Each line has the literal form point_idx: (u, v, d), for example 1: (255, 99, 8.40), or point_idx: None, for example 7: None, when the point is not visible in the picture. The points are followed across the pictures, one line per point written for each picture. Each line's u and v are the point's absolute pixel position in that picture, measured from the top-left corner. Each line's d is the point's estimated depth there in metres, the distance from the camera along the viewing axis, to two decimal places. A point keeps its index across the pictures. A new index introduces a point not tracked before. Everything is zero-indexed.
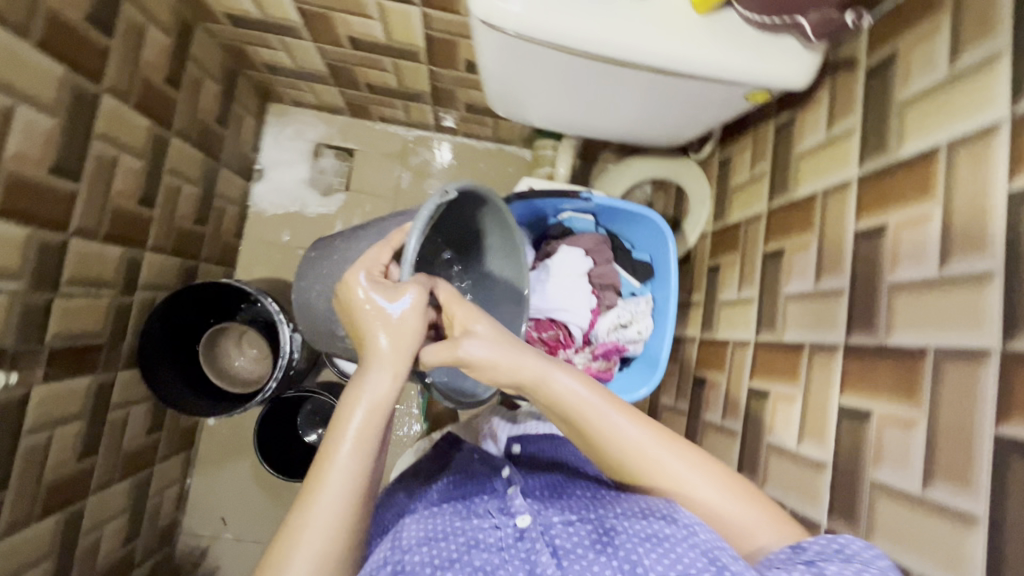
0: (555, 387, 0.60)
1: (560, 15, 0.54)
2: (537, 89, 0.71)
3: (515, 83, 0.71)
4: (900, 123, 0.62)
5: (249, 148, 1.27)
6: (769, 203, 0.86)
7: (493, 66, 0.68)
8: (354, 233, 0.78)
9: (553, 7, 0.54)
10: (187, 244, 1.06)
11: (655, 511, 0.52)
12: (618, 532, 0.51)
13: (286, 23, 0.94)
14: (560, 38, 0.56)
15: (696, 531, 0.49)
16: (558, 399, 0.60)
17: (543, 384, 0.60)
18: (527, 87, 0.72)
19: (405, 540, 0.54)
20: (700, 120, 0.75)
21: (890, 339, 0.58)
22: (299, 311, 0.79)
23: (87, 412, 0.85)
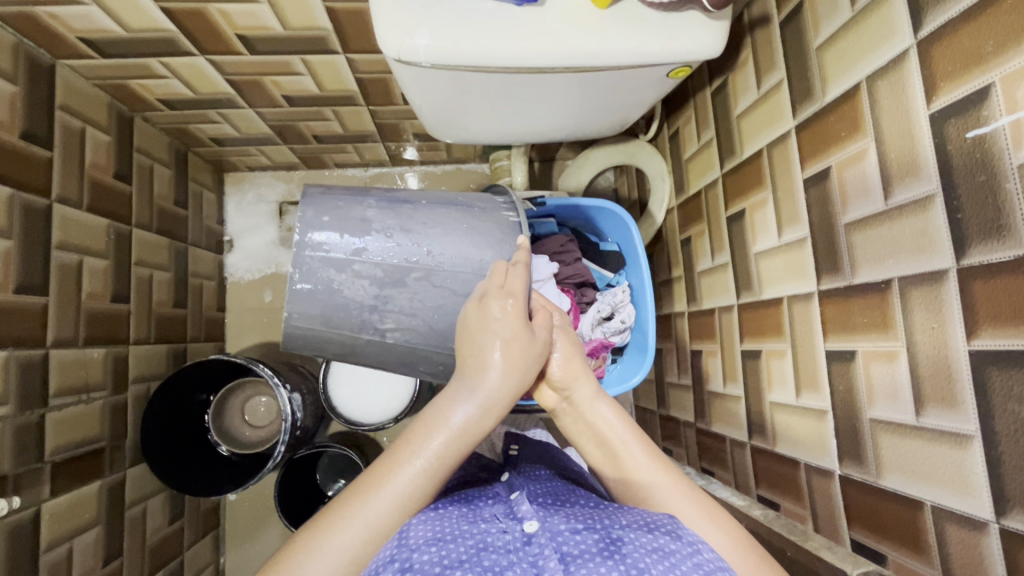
0: (597, 412, 0.68)
1: (470, 37, 0.55)
2: (470, 108, 0.72)
3: (449, 109, 0.72)
4: (820, 68, 0.63)
5: (215, 221, 1.28)
6: (722, 168, 0.87)
7: (422, 98, 0.68)
8: (390, 207, 0.73)
9: (461, 32, 0.55)
10: (170, 329, 1.07)
11: (659, 526, 0.54)
12: (625, 543, 0.52)
13: (220, 96, 0.95)
14: (477, 59, 0.57)
15: (700, 551, 0.52)
16: (603, 424, 0.67)
17: (589, 406, 0.69)
18: (462, 111, 0.73)
19: (412, 540, 0.52)
20: (633, 107, 0.77)
21: (857, 277, 0.59)
22: (316, 290, 0.70)
23: (105, 516, 0.85)
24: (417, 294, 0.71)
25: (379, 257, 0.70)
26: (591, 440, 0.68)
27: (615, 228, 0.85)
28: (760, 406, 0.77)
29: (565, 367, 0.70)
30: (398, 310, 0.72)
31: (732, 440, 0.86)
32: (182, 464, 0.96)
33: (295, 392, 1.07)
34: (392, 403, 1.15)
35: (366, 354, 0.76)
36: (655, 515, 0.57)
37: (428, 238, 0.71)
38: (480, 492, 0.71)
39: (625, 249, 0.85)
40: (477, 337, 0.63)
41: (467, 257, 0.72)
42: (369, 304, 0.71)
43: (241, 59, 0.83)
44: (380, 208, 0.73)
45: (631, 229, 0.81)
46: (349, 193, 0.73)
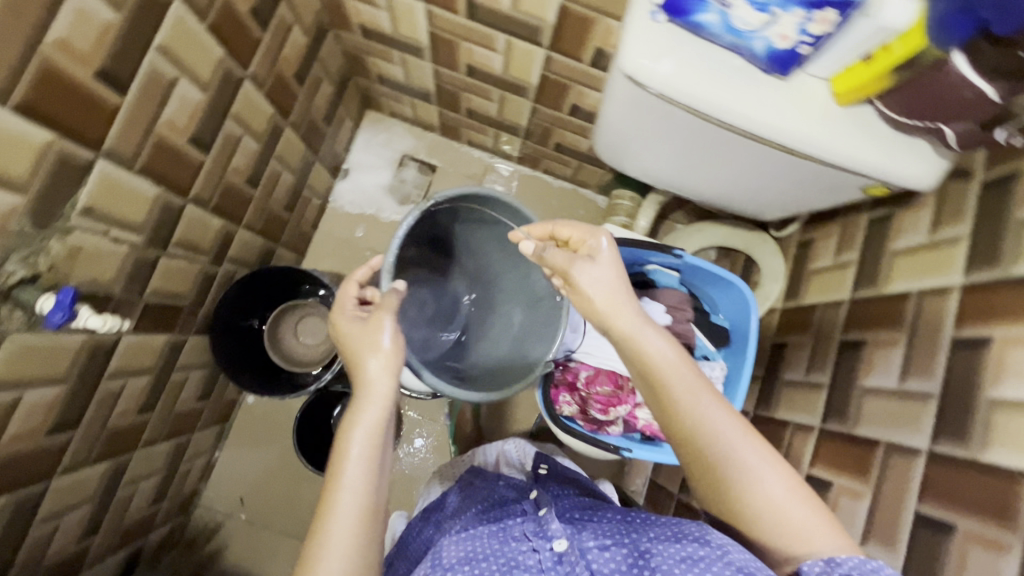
0: (641, 343, 0.59)
1: (710, 83, 0.57)
2: (651, 141, 0.73)
3: (629, 135, 0.74)
4: (1016, 241, 0.62)
5: (342, 148, 1.34)
6: (854, 292, 0.85)
7: (613, 114, 0.71)
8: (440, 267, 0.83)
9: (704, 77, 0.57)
10: (273, 227, 1.11)
11: (688, 535, 0.54)
12: (653, 554, 0.53)
13: (415, 41, 0.99)
14: (703, 107, 0.58)
15: (731, 552, 0.50)
16: (656, 354, 0.59)
17: (631, 338, 0.60)
18: (637, 141, 0.75)
19: (445, 559, 0.55)
20: (798, 200, 0.78)
21: (986, 456, 0.56)
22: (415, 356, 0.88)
23: (157, 368, 0.88)
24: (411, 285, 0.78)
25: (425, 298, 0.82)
26: (633, 366, 0.61)
27: (733, 305, 0.82)
28: None
29: (593, 295, 0.60)
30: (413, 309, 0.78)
31: None
32: (231, 352, 1.01)
33: None
34: None
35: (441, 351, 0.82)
36: (686, 524, 0.56)
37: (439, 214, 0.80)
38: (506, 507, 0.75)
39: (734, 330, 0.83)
40: (364, 330, 0.67)
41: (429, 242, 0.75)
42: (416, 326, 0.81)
43: (457, 19, 0.87)
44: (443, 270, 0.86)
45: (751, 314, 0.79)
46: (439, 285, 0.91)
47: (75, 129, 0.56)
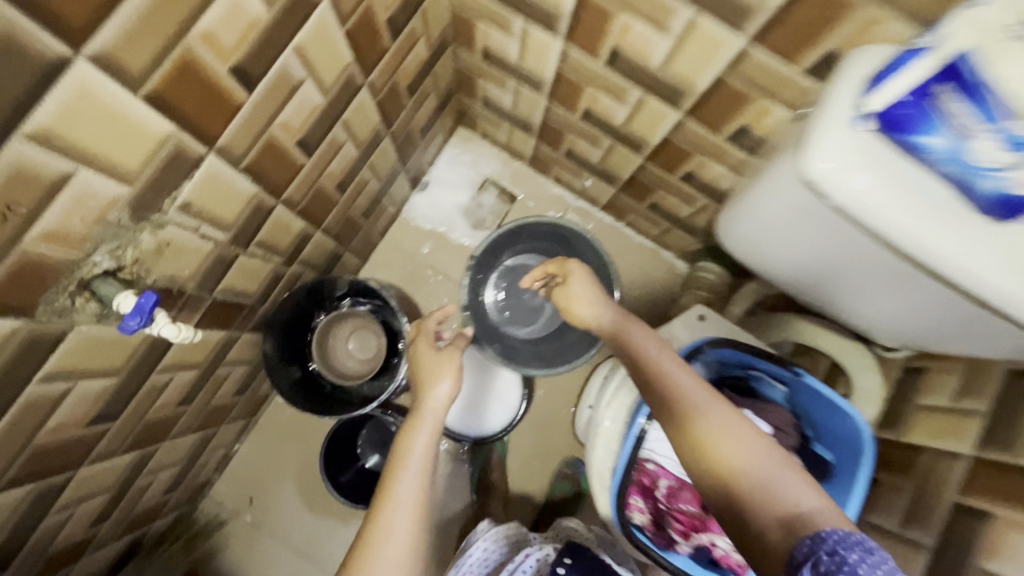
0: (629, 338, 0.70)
1: (913, 209, 0.50)
2: (805, 234, 0.67)
3: (777, 227, 0.69)
4: None
5: (427, 161, 1.29)
6: (980, 449, 0.73)
7: (767, 202, 0.66)
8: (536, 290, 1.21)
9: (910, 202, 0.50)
10: (347, 232, 1.07)
11: None
12: None
13: (537, 75, 0.94)
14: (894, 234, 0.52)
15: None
16: (637, 352, 0.68)
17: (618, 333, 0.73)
18: (783, 236, 0.70)
19: None
20: (947, 338, 0.71)
21: None
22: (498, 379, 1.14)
23: (206, 363, 0.83)
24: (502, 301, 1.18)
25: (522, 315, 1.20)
26: (624, 361, 0.70)
27: (844, 441, 0.72)
28: None
29: (590, 306, 0.76)
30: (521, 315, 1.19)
31: None
32: (280, 359, 0.98)
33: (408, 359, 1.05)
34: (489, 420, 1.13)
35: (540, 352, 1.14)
36: None
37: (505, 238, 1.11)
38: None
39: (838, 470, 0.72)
40: (437, 360, 0.90)
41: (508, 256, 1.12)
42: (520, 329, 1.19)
43: (592, 65, 0.81)
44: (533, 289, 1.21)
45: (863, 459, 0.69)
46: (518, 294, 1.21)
47: (194, 123, 0.52)
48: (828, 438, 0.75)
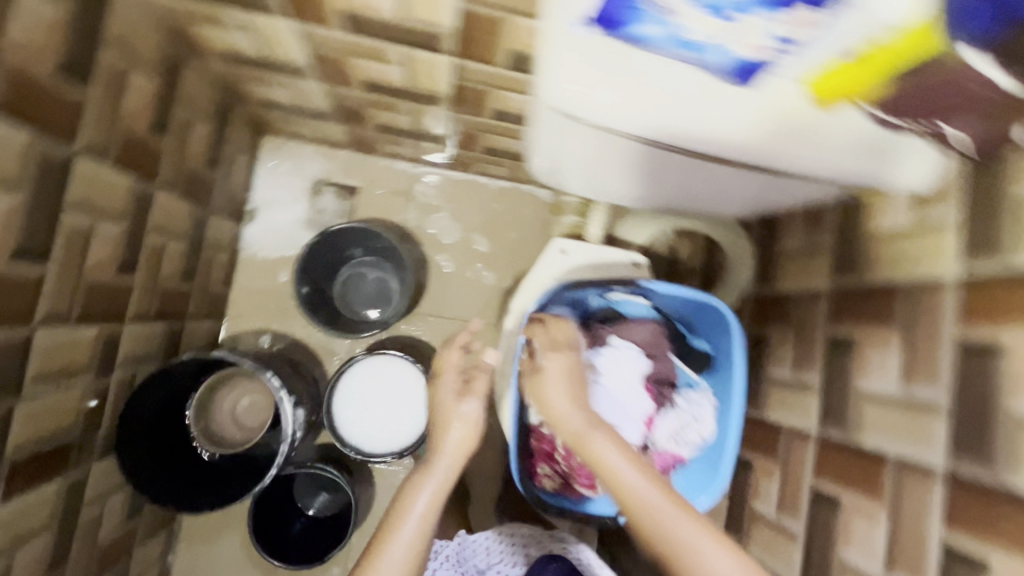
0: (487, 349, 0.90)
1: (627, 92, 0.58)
2: (612, 167, 0.77)
3: (582, 162, 0.77)
4: (1016, 228, 0.55)
5: (240, 187, 1.15)
6: (833, 281, 0.78)
7: (548, 136, 0.73)
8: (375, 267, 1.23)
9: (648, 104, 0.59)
10: (172, 305, 0.94)
11: None
12: None
13: (292, 61, 0.82)
14: (621, 123, 0.61)
15: None
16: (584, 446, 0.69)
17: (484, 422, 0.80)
18: (588, 168, 0.78)
19: None
20: (757, 199, 0.82)
21: None
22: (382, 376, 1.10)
23: (57, 518, 0.73)
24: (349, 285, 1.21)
25: (367, 298, 1.22)
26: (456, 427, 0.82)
27: (715, 333, 0.83)
28: (825, 558, 0.70)
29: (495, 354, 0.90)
30: (367, 293, 1.22)
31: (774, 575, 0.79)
32: (152, 460, 0.85)
33: (298, 407, 0.95)
34: (403, 433, 1.01)
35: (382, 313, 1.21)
36: None
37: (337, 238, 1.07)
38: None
39: (719, 360, 0.83)
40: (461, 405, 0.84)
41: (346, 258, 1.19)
42: (370, 301, 1.21)
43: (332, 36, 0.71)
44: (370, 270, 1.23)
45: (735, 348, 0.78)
46: (359, 280, 1.22)
47: None
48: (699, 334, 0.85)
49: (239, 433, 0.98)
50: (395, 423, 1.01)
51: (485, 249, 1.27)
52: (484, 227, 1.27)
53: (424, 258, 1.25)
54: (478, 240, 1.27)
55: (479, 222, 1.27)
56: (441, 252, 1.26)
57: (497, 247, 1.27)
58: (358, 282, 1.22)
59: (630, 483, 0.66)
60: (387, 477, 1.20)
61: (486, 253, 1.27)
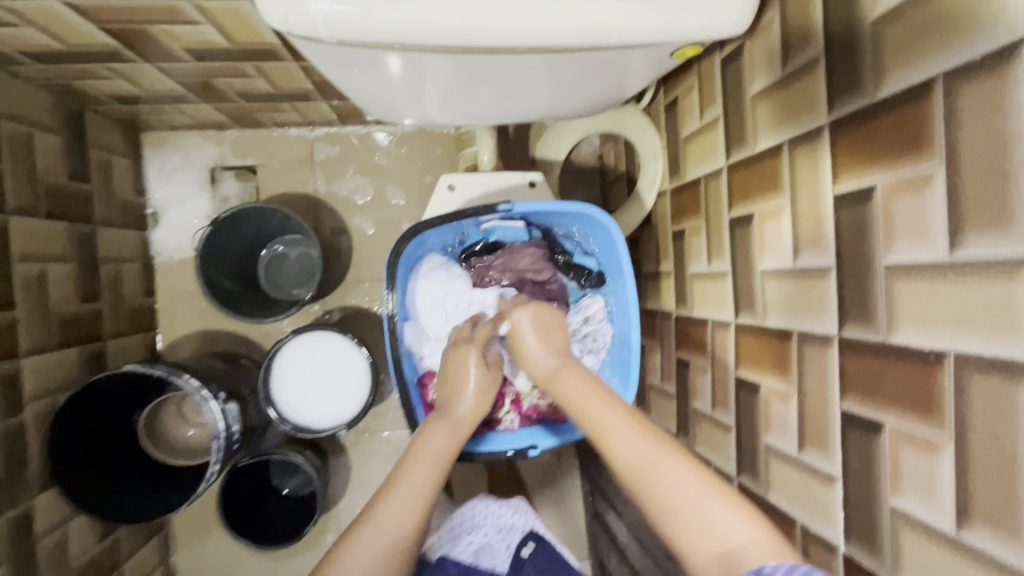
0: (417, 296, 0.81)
1: None
2: (429, 85, 0.62)
3: (386, 87, 0.62)
4: (875, 52, 0.47)
5: (130, 193, 1.10)
6: (728, 158, 0.71)
7: (332, 70, 0.57)
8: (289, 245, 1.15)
9: (358, 8, 0.41)
10: (79, 330, 0.93)
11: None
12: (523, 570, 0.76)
13: (100, 47, 0.74)
14: (377, 34, 0.43)
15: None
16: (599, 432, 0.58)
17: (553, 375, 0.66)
18: (398, 91, 0.64)
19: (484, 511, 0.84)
20: (608, 92, 0.69)
21: (895, 336, 0.46)
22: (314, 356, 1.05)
23: (7, 555, 0.75)
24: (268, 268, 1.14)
25: (289, 277, 1.14)
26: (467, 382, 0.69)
27: (600, 238, 0.78)
28: (753, 447, 0.68)
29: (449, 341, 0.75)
30: (288, 272, 1.15)
31: (718, 468, 0.77)
32: (95, 480, 0.86)
33: (232, 401, 0.94)
34: (344, 408, 1.00)
35: (303, 287, 1.13)
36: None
37: (229, 227, 1.01)
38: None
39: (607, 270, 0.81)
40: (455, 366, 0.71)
41: (251, 243, 1.09)
42: (293, 278, 1.14)
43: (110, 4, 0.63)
44: (285, 248, 1.15)
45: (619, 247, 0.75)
46: (277, 260, 1.15)
47: None
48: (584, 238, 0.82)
49: (183, 430, 1.02)
50: (331, 400, 1.00)
51: (402, 202, 1.20)
52: (396, 179, 1.20)
53: (342, 225, 1.19)
54: (394, 194, 1.20)
55: (390, 175, 1.20)
56: (358, 214, 1.20)
57: (414, 197, 1.21)
58: (275, 262, 1.15)
59: (547, 365, 0.67)
60: (359, 447, 1.21)
61: (404, 206, 1.21)
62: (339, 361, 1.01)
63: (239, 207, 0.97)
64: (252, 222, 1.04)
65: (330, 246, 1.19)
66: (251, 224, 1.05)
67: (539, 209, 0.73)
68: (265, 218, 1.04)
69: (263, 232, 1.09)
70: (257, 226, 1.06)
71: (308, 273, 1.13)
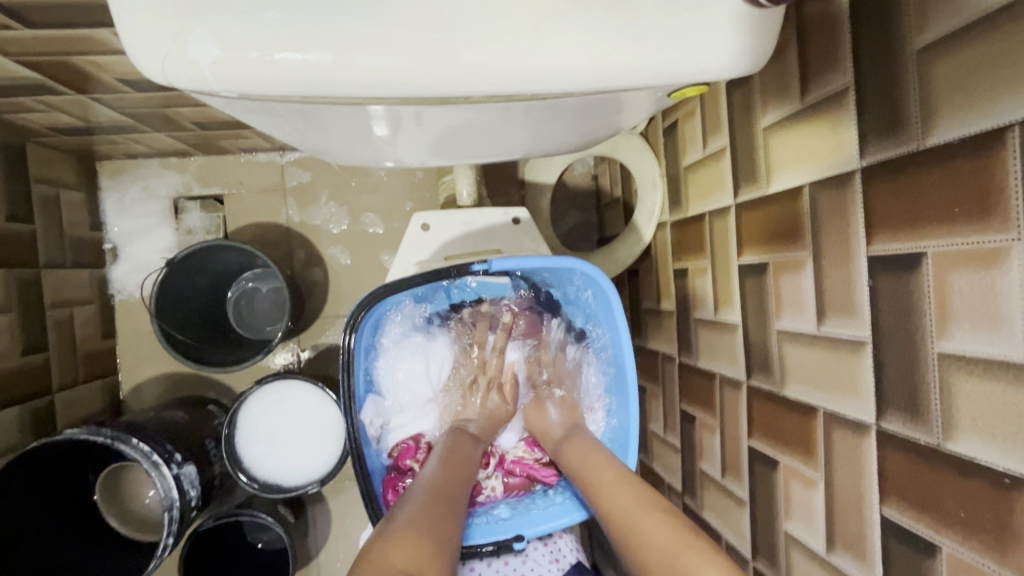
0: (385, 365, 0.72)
1: (280, 32, 0.32)
2: (386, 132, 0.53)
3: (339, 137, 0.54)
4: (922, 89, 0.38)
5: (85, 229, 1.01)
6: (735, 196, 0.62)
7: (269, 121, 0.48)
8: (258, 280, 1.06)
9: (268, 54, 0.33)
10: (21, 386, 0.84)
11: None
12: None
13: (23, 79, 0.66)
14: (298, 84, 0.34)
15: None
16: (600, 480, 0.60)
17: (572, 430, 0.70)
18: (352, 140, 0.55)
19: None
20: (599, 129, 0.59)
21: (955, 444, 0.37)
22: None
23: None
24: (236, 306, 1.06)
25: (258, 315, 1.06)
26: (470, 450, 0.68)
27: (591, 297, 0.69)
28: (771, 531, 0.59)
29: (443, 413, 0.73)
30: (258, 310, 1.06)
31: (729, 544, 0.68)
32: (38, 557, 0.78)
33: (191, 462, 0.86)
34: (317, 461, 0.92)
35: (273, 326, 1.04)
36: None
37: (190, 267, 0.92)
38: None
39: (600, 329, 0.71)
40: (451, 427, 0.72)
41: (216, 280, 1.00)
42: (264, 316, 1.06)
43: (16, 35, 0.54)
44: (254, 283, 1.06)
45: (620, 331, 0.67)
46: (246, 297, 1.06)
47: None
48: (578, 299, 0.72)
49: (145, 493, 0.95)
50: (301, 453, 0.92)
51: (380, 230, 1.12)
52: (374, 205, 1.11)
53: (316, 256, 1.11)
54: (371, 222, 1.12)
55: (367, 202, 1.11)
56: (334, 245, 1.11)
57: (393, 225, 1.12)
58: (244, 299, 1.06)
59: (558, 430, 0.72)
60: (339, 495, 1.12)
61: (382, 234, 1.12)
62: (309, 410, 0.92)
63: (197, 247, 0.88)
64: (214, 261, 0.95)
65: (303, 280, 1.11)
66: (212, 263, 0.96)
67: (516, 265, 0.63)
68: (228, 256, 0.95)
69: (229, 270, 1.00)
70: (220, 264, 0.97)
71: (279, 311, 1.05)
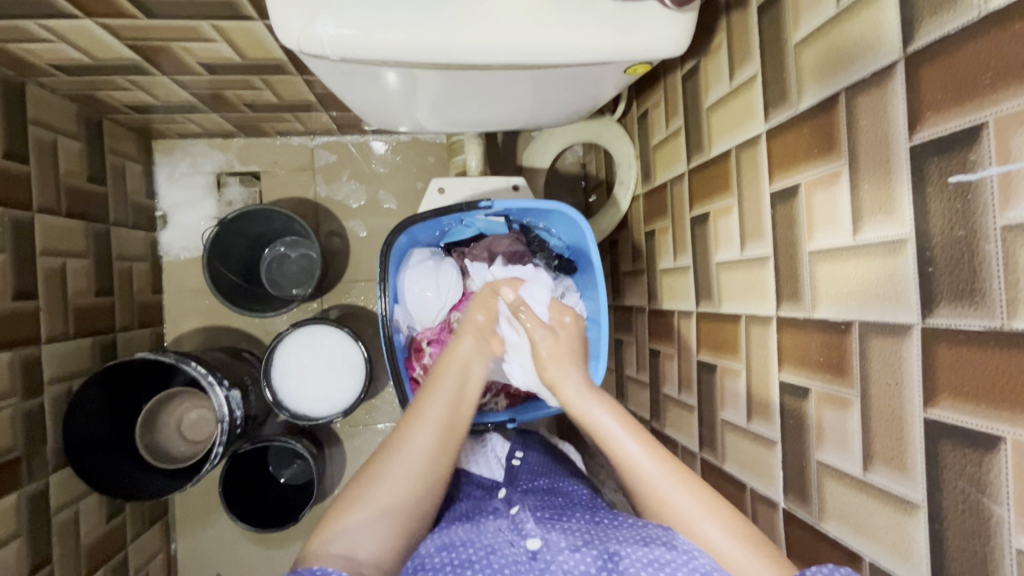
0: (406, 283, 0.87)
1: (364, 17, 0.49)
2: (420, 97, 0.70)
3: (382, 98, 0.70)
4: (797, 70, 0.55)
5: (142, 196, 1.17)
6: (688, 162, 0.79)
7: (336, 83, 0.65)
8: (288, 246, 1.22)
9: (356, 32, 0.49)
10: (93, 322, 0.99)
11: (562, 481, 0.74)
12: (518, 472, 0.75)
13: (123, 61, 0.82)
14: (371, 51, 0.51)
15: (696, 557, 0.53)
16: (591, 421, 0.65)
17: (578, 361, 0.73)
18: (392, 102, 0.72)
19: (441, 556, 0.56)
20: (583, 102, 0.76)
21: (817, 311, 0.53)
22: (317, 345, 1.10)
23: (25, 527, 0.81)
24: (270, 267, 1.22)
25: (288, 275, 1.21)
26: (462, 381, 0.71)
27: (566, 227, 0.86)
28: (711, 422, 0.75)
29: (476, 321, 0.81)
30: (288, 271, 1.22)
31: (684, 447, 0.84)
32: (103, 462, 0.91)
33: (235, 389, 1.01)
34: (342, 395, 1.07)
35: (302, 285, 1.20)
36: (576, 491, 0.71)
37: (235, 227, 1.08)
38: (488, 558, 0.55)
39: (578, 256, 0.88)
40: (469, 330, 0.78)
41: (254, 242, 1.16)
42: (293, 276, 1.21)
43: (137, 24, 0.71)
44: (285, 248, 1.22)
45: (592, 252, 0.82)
46: (278, 259, 1.22)
47: None
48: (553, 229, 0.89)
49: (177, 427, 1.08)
50: (328, 386, 1.07)
51: (394, 206, 1.28)
52: (390, 185, 1.28)
53: (339, 227, 1.27)
54: (387, 198, 1.28)
55: (384, 182, 1.28)
56: (354, 217, 1.27)
57: (405, 201, 1.28)
58: (276, 261, 1.22)
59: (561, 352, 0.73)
60: (353, 437, 1.27)
61: (396, 210, 1.28)
62: (337, 351, 1.08)
63: (245, 208, 1.05)
64: (256, 223, 1.11)
65: (327, 247, 1.27)
66: (255, 225, 1.12)
67: (514, 205, 0.80)
68: (269, 220, 1.11)
69: (268, 234, 1.16)
70: (261, 227, 1.13)
71: (307, 272, 1.20)
